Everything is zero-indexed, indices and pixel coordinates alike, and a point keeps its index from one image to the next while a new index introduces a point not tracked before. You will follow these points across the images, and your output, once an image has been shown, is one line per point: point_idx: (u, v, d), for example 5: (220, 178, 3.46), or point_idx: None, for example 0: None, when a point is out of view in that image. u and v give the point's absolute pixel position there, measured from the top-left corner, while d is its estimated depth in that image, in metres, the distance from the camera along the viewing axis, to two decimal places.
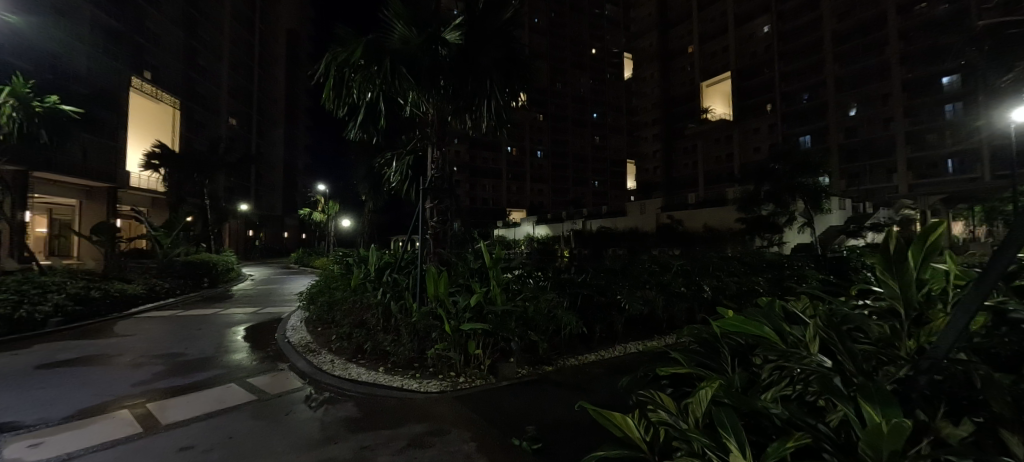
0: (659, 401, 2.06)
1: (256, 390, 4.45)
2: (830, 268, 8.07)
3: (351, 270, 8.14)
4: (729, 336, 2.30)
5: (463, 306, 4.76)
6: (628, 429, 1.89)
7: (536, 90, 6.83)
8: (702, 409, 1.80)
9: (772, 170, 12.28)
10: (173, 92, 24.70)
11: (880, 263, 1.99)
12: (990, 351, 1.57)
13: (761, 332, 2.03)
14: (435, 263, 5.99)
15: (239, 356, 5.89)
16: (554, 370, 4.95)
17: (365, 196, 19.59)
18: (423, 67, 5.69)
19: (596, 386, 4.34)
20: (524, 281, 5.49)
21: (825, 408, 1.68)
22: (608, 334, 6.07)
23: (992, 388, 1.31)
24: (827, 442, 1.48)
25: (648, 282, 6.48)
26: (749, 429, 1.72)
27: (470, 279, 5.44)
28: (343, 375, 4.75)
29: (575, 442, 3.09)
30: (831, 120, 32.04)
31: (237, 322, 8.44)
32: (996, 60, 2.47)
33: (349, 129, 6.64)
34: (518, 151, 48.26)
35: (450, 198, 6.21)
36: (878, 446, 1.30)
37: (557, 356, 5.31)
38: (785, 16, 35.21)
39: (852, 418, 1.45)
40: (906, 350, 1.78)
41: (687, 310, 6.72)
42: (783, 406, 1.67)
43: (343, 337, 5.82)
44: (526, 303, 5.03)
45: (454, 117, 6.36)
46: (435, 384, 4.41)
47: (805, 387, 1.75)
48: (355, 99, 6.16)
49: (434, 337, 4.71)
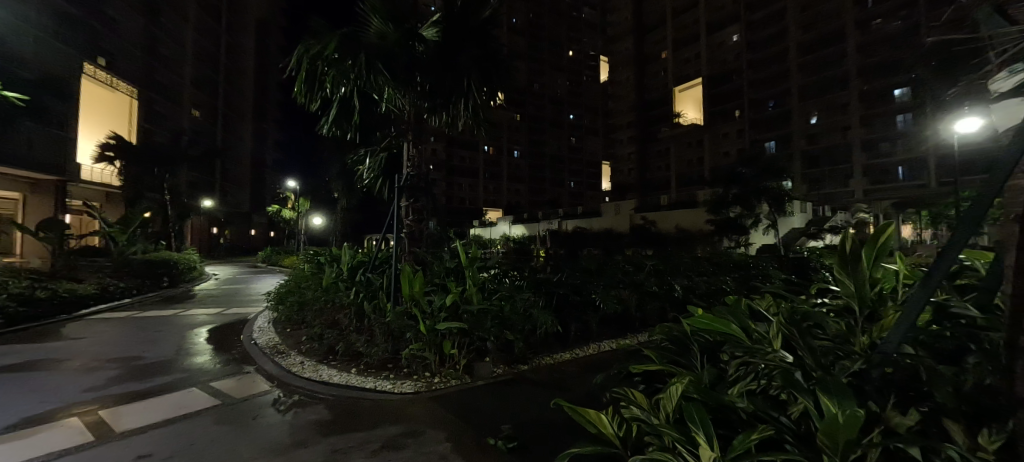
0: (632, 398, 2.21)
1: (220, 394, 4.26)
2: (791, 269, 8.35)
3: (322, 269, 8.01)
4: (700, 334, 2.49)
5: (438, 306, 4.78)
6: (603, 425, 2.07)
7: (513, 90, 6.85)
8: (673, 405, 1.98)
9: (739, 175, 12.67)
10: (129, 80, 23.35)
11: (835, 260, 2.20)
12: (934, 344, 1.77)
13: (728, 329, 2.26)
14: (410, 263, 5.99)
15: (202, 358, 5.62)
16: (529, 369, 4.99)
17: (337, 193, 18.99)
18: (401, 64, 5.54)
19: (571, 384, 4.39)
20: (501, 280, 5.60)
21: (786, 400, 1.85)
22: (583, 332, 6.22)
23: (940, 382, 1.46)
24: (788, 433, 1.68)
25: (622, 281, 6.66)
26: (717, 422, 1.92)
27: (445, 278, 5.49)
28: (314, 377, 4.62)
29: (549, 439, 3.14)
30: (795, 127, 33.47)
31: (198, 324, 8.04)
32: (945, 74, 2.61)
33: (321, 123, 6.50)
34: (495, 151, 48.15)
35: (426, 195, 6.21)
36: (836, 438, 1.43)
37: (533, 355, 5.35)
38: (753, 26, 36.56)
39: (810, 411, 1.61)
40: (861, 344, 1.95)
41: (658, 309, 6.86)
42: (748, 401, 1.87)
43: (314, 338, 5.67)
44: (502, 302, 5.06)
45: (430, 116, 6.39)
46: (408, 384, 4.36)
47: (769, 382, 1.94)
48: (329, 94, 6.02)
49: (409, 337, 4.71)
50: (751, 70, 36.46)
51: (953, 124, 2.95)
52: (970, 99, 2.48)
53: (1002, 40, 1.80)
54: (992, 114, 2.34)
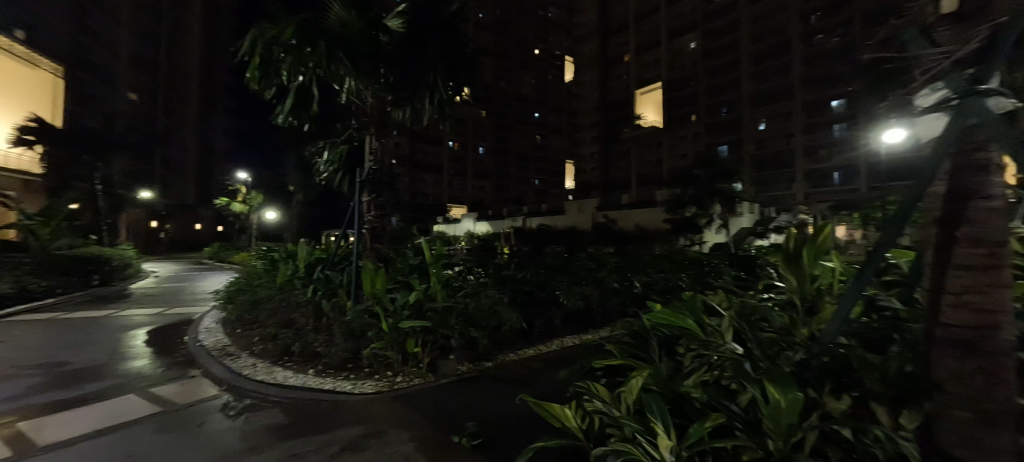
0: (594, 390, 2.32)
1: (162, 400, 3.96)
2: (740, 266, 8.79)
3: (276, 265, 7.63)
4: (659, 329, 2.66)
5: (401, 304, 4.72)
6: (565, 419, 2.14)
7: (479, 87, 6.83)
8: (633, 397, 2.09)
9: (695, 176, 13.32)
10: (53, 55, 21.03)
11: (782, 260, 2.50)
12: (867, 333, 2.19)
13: (685, 323, 2.42)
14: (372, 260, 5.85)
15: (141, 363, 5.20)
16: (493, 366, 5.02)
17: (293, 186, 18.08)
18: (365, 53, 5.36)
19: (535, 379, 4.45)
20: (465, 277, 5.66)
21: (736, 390, 2.03)
22: (548, 328, 6.40)
23: (869, 370, 1.92)
24: (737, 421, 1.87)
25: (585, 277, 6.89)
26: (674, 413, 2.06)
27: (409, 276, 5.44)
28: (267, 379, 4.40)
29: (514, 433, 3.18)
30: (745, 132, 35.56)
31: (135, 325, 7.40)
32: (878, 87, 2.83)
33: (276, 113, 6.18)
34: (460, 146, 47.68)
35: (388, 191, 6.11)
36: (778, 418, 1.70)
37: (497, 352, 5.38)
38: (710, 35, 38.41)
39: (758, 399, 1.80)
40: (802, 334, 2.27)
41: (619, 305, 7.06)
42: (702, 391, 2.04)
43: (268, 338, 5.40)
44: (467, 300, 5.07)
45: (395, 109, 6.25)
46: (369, 384, 4.26)
47: (722, 373, 2.13)
48: (285, 81, 5.70)
49: (370, 336, 4.60)
50: (708, 76, 38.31)
51: (880, 135, 3.24)
52: (897, 110, 2.74)
53: (929, 57, 2.00)
54: (914, 125, 2.61)
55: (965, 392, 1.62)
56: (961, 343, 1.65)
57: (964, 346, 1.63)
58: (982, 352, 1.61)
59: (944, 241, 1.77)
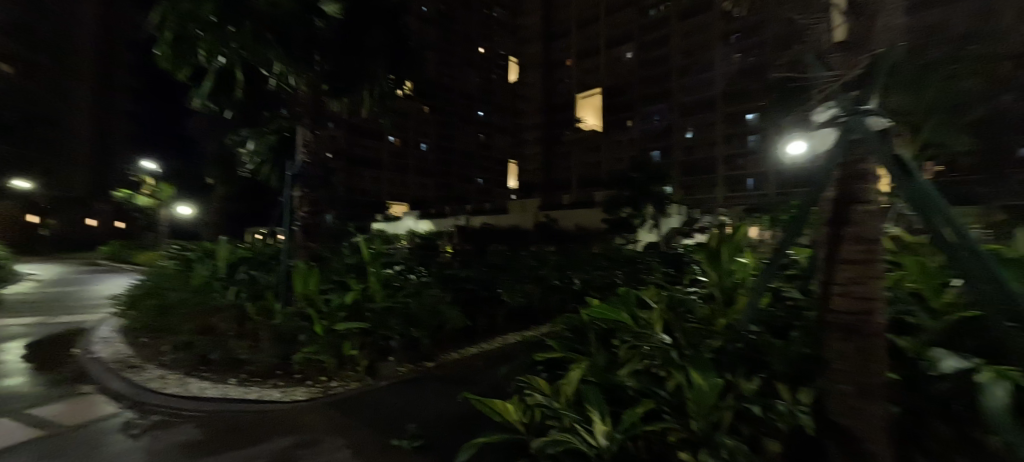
0: (535, 384, 2.42)
1: (44, 422, 3.41)
2: (670, 263, 9.44)
3: (191, 267, 6.90)
4: (596, 323, 2.84)
5: (337, 305, 4.50)
6: (508, 414, 2.21)
7: (423, 81, 6.73)
8: (571, 389, 2.21)
9: (630, 179, 14.13)
10: None
11: (707, 258, 2.93)
12: (770, 321, 2.52)
13: (620, 317, 2.67)
14: (304, 259, 5.52)
15: (14, 381, 4.42)
16: (435, 366, 4.96)
17: (212, 179, 16.36)
18: (297, 37, 4.76)
19: (478, 377, 4.47)
20: (405, 276, 5.59)
21: (664, 377, 2.24)
22: (490, 326, 6.46)
23: (777, 354, 2.23)
24: (665, 405, 2.08)
25: (527, 275, 7.08)
26: (610, 401, 2.22)
27: (346, 275, 5.25)
28: (181, 392, 3.98)
29: (455, 430, 3.19)
30: (675, 139, 38.34)
31: (7, 337, 6.27)
32: (782, 99, 3.22)
33: (192, 97, 5.58)
34: (402, 142, 46.23)
35: (323, 186, 5.85)
36: (700, 402, 1.90)
37: (439, 353, 5.33)
38: (644, 47, 40.92)
39: (683, 384, 2.03)
40: (721, 324, 2.60)
41: (560, 302, 7.22)
42: (634, 379, 2.25)
43: (182, 347, 4.88)
44: (408, 298, 4.99)
45: (330, 99, 5.93)
46: (302, 391, 4.01)
47: (652, 362, 2.34)
48: (200, 62, 5.03)
49: (302, 339, 4.34)
50: (642, 86, 40.78)
51: (786, 145, 3.66)
52: (793, 120, 3.16)
53: (825, 78, 2.34)
54: (812, 138, 3.00)
55: (848, 368, 1.95)
56: (843, 326, 2.00)
57: (845, 326, 1.99)
58: (860, 333, 1.95)
59: (833, 239, 2.13)
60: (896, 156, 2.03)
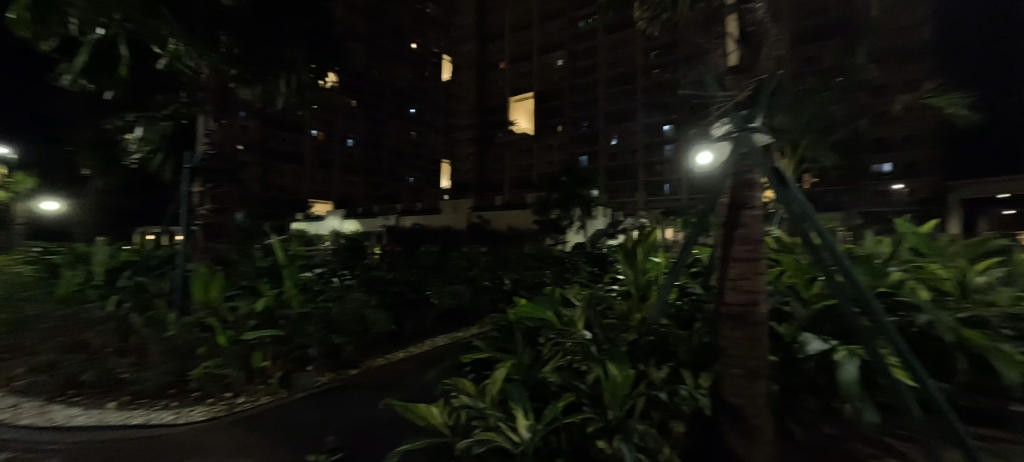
0: (461, 386, 2.43)
1: None
2: (595, 262, 9.98)
3: (54, 274, 5.79)
4: (523, 322, 2.94)
5: (246, 313, 4.11)
6: (432, 417, 2.19)
7: (347, 74, 6.33)
8: (496, 388, 2.25)
9: (560, 182, 14.68)
10: None
11: (623, 259, 3.19)
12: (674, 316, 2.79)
13: (546, 316, 2.82)
14: (206, 263, 4.96)
15: None
16: (359, 373, 4.73)
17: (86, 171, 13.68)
18: (196, 11, 4.19)
19: (405, 381, 4.35)
20: (327, 279, 5.27)
21: (584, 370, 2.38)
22: (419, 329, 6.33)
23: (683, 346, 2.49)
24: (585, 398, 2.19)
25: (457, 277, 7.06)
26: (534, 397, 2.30)
27: (257, 280, 4.82)
28: (40, 423, 3.33)
29: (377, 437, 3.07)
30: (602, 146, 40.65)
31: None
32: (695, 111, 3.49)
33: (59, 72, 4.71)
34: (325, 136, 43.29)
35: (229, 180, 5.32)
36: (615, 391, 2.06)
37: (364, 359, 5.10)
38: (574, 57, 42.79)
39: (600, 378, 2.17)
40: (634, 319, 2.82)
41: (490, 303, 7.31)
42: (556, 375, 2.35)
43: (41, 368, 4.09)
44: (328, 303, 4.70)
45: (239, 85, 5.37)
46: (201, 410, 3.58)
47: (574, 358, 2.47)
48: (69, 32, 4.18)
49: (202, 352, 3.88)
50: (572, 93, 42.62)
51: (698, 154, 4.00)
52: (705, 134, 3.44)
53: (723, 98, 2.61)
54: (715, 150, 3.32)
55: (737, 353, 2.26)
56: (733, 315, 2.30)
57: (737, 316, 2.28)
58: (748, 322, 2.26)
59: (726, 241, 2.43)
60: (776, 169, 2.34)
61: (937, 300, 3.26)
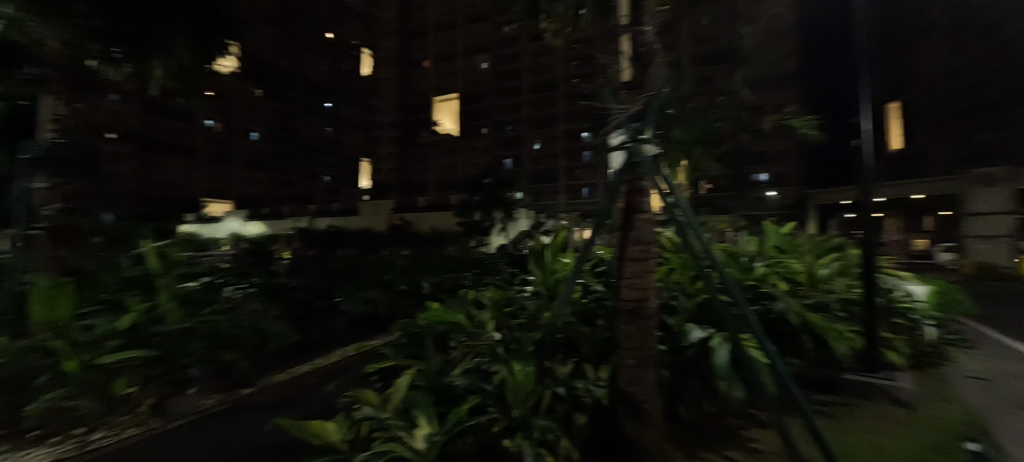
0: (363, 398, 2.31)
1: None
2: (515, 262, 10.18)
3: None
4: (433, 326, 2.89)
5: (105, 331, 3.47)
6: (327, 433, 2.04)
7: (242, 58, 5.66)
8: (399, 396, 2.19)
9: (482, 184, 14.74)
10: None
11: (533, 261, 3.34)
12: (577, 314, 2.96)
13: (456, 319, 2.81)
14: (51, 274, 4.11)
15: None
16: (254, 392, 4.31)
17: None
18: None
19: (307, 397, 4.04)
20: (217, 289, 4.68)
21: (491, 372, 2.42)
22: (326, 338, 6.13)
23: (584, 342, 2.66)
24: (490, 398, 2.22)
25: (372, 282, 6.73)
26: (439, 402, 2.28)
27: (123, 292, 4.11)
28: None
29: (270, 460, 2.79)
30: (525, 149, 41.75)
31: None
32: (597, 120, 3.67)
33: None
34: None
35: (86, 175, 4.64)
36: (518, 389, 2.12)
37: (260, 376, 4.66)
38: (498, 60, 43.35)
39: (505, 378, 2.21)
40: (541, 319, 2.93)
41: (406, 307, 7.07)
42: (463, 377, 2.35)
43: None
44: (217, 316, 4.16)
45: (99, 62, 4.36)
46: (39, 453, 2.92)
47: (482, 360, 2.49)
48: None
49: (41, 383, 3.17)
50: (496, 96, 43.13)
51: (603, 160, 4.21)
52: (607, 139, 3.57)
53: (618, 111, 2.78)
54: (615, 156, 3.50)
55: (631, 346, 2.46)
56: (628, 311, 2.50)
57: (629, 311, 2.49)
58: (639, 316, 2.48)
59: (623, 242, 2.62)
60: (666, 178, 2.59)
61: (787, 289, 3.91)
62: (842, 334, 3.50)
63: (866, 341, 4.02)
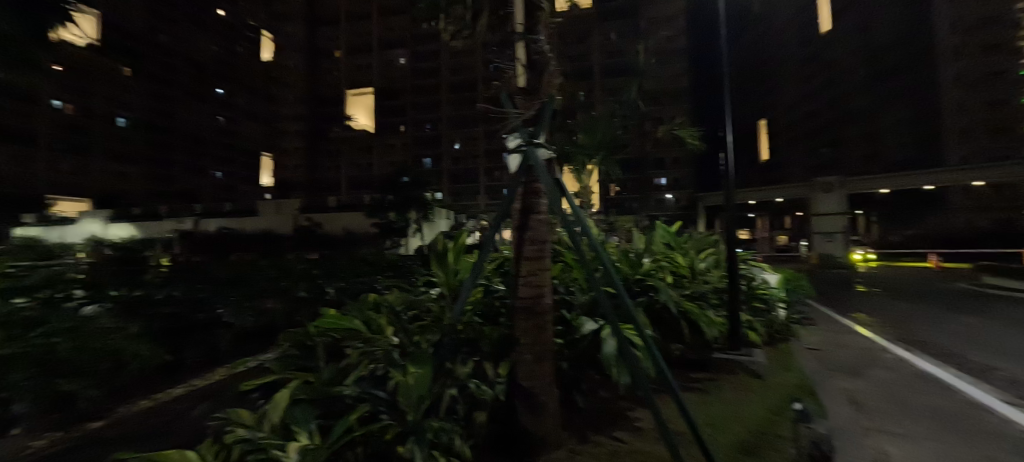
0: (235, 418, 2.04)
1: None
2: None
3: None
4: (325, 334, 2.69)
5: None
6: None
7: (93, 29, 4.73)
8: (278, 413, 1.95)
9: (398, 183, 14.24)
10: None
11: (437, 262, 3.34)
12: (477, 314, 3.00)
13: (352, 325, 2.65)
14: None
15: None
16: (107, 425, 3.65)
17: None
18: None
19: (177, 423, 3.52)
20: (58, 305, 3.87)
21: (384, 377, 2.36)
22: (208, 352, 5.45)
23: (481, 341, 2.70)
24: (382, 406, 2.14)
25: (264, 290, 6.24)
26: (323, 415, 2.14)
27: None
28: None
29: None
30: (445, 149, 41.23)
31: None
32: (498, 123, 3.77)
33: None
34: None
35: None
36: (410, 393, 2.08)
37: (117, 405, 3.99)
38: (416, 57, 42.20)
39: (399, 382, 2.16)
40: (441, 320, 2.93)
41: (308, 315, 6.56)
42: (355, 386, 2.23)
43: None
44: (53, 338, 3.37)
45: None
46: None
47: (377, 365, 2.39)
48: None
49: None
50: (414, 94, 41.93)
51: None
52: None
53: (514, 115, 2.87)
54: None
55: (527, 341, 2.57)
56: (524, 308, 2.60)
57: (525, 308, 2.59)
58: (535, 312, 2.60)
59: (519, 242, 2.73)
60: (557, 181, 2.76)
61: (670, 281, 4.40)
62: (712, 319, 4.03)
63: (731, 324, 4.71)
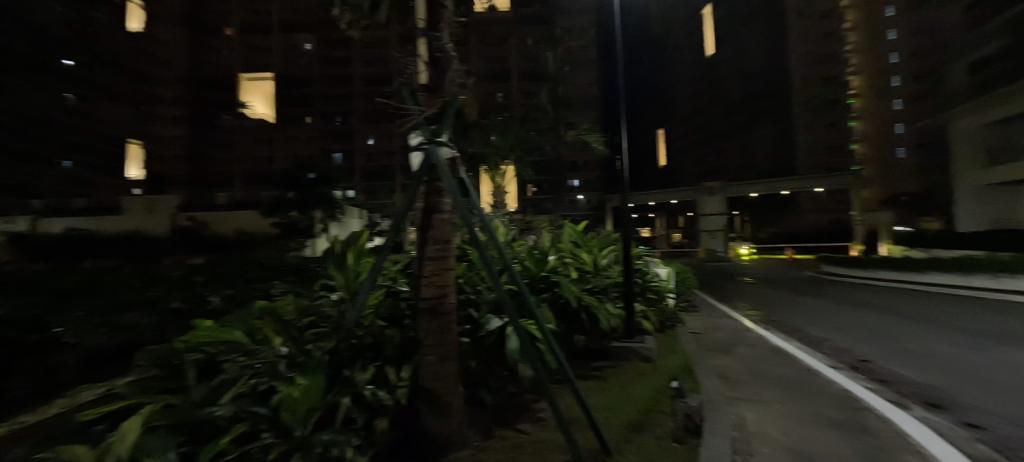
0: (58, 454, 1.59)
1: None
2: None
3: None
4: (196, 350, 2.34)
5: None
6: None
7: None
8: (126, 444, 1.58)
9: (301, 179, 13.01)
10: None
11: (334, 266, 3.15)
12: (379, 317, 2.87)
13: (232, 337, 2.32)
14: None
15: None
16: None
17: None
18: None
19: None
20: None
21: (266, 391, 2.13)
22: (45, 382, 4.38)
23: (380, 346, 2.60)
24: (264, 424, 1.95)
25: (128, 302, 5.30)
26: (186, 440, 1.87)
27: None
28: None
29: None
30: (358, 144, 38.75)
31: None
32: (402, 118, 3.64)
33: None
34: None
35: None
36: (294, 408, 1.92)
37: None
38: None
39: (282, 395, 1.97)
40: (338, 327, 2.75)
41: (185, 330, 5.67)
42: (229, 403, 1.96)
43: None
44: None
45: None
46: None
47: (260, 379, 2.14)
48: None
49: None
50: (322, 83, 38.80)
51: None
52: None
53: (415, 112, 2.79)
54: None
55: (431, 342, 2.53)
56: (427, 309, 2.55)
57: (428, 309, 2.54)
58: (438, 313, 2.56)
59: (421, 241, 2.66)
60: (460, 180, 2.75)
61: (574, 278, 4.66)
62: (610, 311, 4.37)
63: (627, 315, 5.16)
